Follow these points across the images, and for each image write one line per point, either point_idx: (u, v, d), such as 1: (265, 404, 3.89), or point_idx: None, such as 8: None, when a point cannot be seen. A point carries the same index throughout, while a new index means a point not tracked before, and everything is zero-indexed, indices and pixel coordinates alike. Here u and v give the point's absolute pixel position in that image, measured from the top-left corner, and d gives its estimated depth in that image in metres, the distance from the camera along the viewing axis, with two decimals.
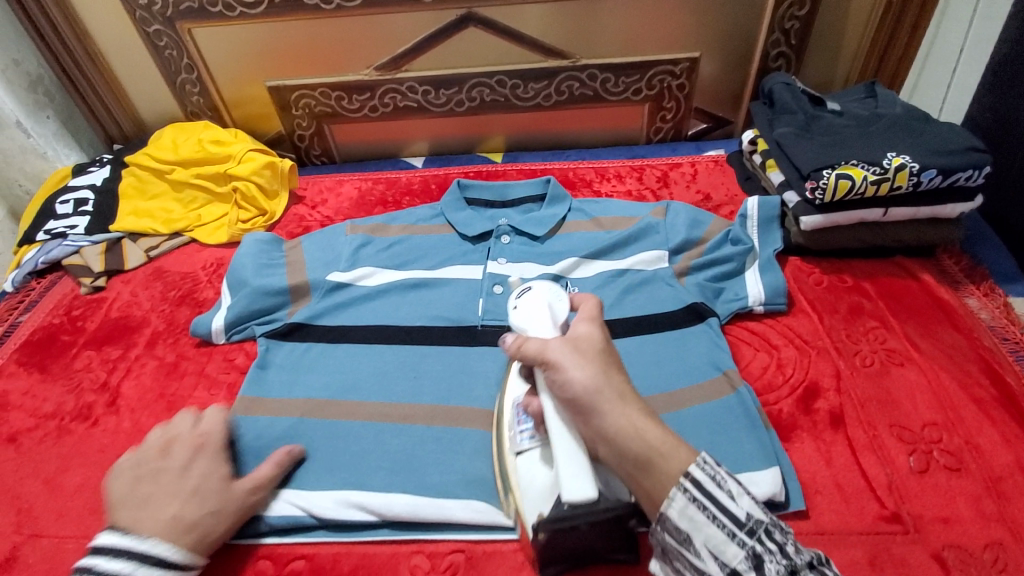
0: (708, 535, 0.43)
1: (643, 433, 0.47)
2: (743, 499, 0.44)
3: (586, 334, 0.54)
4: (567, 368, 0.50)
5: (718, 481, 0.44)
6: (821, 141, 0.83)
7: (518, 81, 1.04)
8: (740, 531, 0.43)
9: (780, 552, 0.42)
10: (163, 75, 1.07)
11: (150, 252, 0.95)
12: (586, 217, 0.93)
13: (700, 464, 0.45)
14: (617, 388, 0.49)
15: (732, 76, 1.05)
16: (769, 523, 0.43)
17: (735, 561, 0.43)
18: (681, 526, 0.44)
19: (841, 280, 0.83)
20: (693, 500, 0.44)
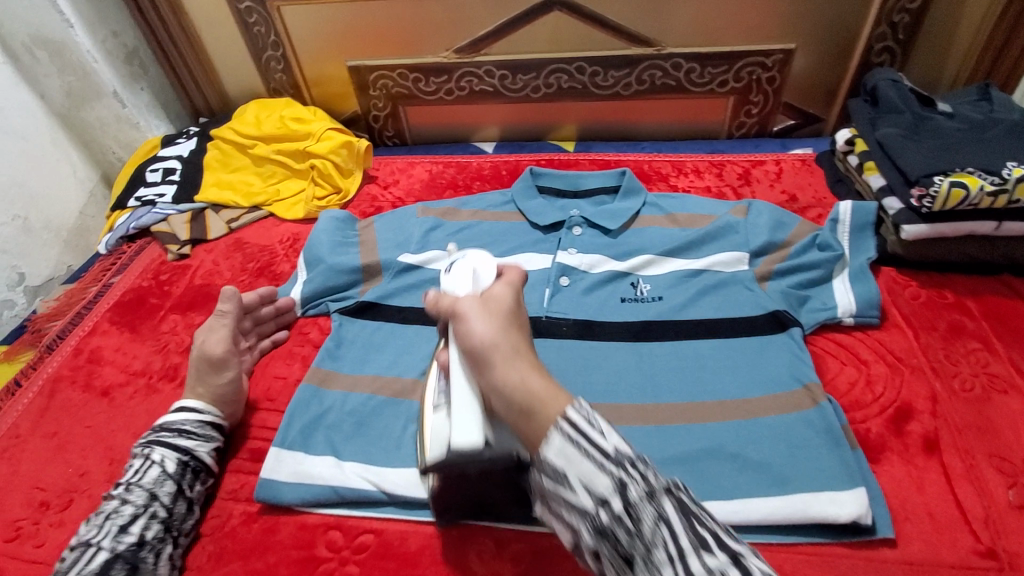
0: (581, 470, 0.40)
1: (528, 384, 0.44)
2: (614, 433, 0.40)
3: (502, 293, 0.52)
4: (470, 321, 0.49)
5: (590, 419, 0.41)
6: (932, 144, 0.76)
7: (598, 69, 1.01)
8: (609, 463, 0.39)
9: (645, 481, 0.39)
10: (251, 52, 1.10)
11: (231, 223, 0.99)
12: (661, 213, 0.90)
13: (577, 405, 0.42)
14: (516, 343, 0.47)
15: (828, 70, 0.99)
16: (635, 457, 0.40)
17: (605, 492, 0.39)
18: (558, 465, 0.41)
19: (940, 295, 0.77)
20: (567, 438, 0.40)
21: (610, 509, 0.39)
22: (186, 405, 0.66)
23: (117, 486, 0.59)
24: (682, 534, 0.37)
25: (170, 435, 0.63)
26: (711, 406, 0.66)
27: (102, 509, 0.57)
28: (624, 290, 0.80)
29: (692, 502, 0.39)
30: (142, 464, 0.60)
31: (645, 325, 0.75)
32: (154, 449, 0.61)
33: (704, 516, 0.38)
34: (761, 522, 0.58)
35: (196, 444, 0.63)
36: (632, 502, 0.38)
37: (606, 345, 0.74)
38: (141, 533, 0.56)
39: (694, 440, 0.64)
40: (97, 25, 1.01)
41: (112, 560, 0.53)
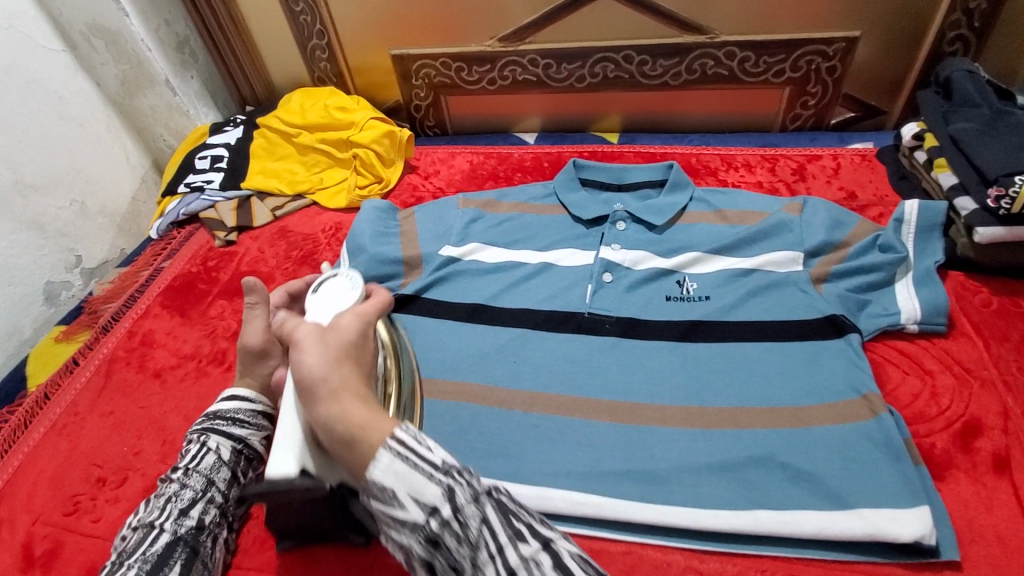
0: (410, 483, 0.41)
1: (350, 416, 0.45)
2: (441, 447, 0.43)
3: (357, 317, 0.53)
4: (305, 352, 0.48)
5: (419, 437, 0.44)
6: (1013, 140, 0.70)
7: (646, 58, 0.98)
8: (437, 473, 0.42)
9: (468, 485, 0.42)
10: (297, 40, 1.11)
11: (275, 211, 1.00)
12: (709, 209, 0.87)
13: (404, 428, 0.44)
14: (347, 377, 0.47)
15: (895, 60, 0.93)
16: (461, 468, 0.43)
17: (434, 500, 0.41)
18: (387, 484, 0.42)
19: (1015, 303, 0.71)
20: (396, 455, 0.42)
21: (438, 517, 0.41)
22: (236, 392, 0.65)
23: (173, 470, 0.60)
24: (497, 527, 0.40)
25: (223, 424, 0.62)
26: (761, 412, 0.64)
27: (161, 493, 0.58)
28: (670, 288, 0.77)
29: (512, 501, 0.42)
30: (198, 450, 0.60)
31: (690, 324, 0.73)
32: (209, 437, 0.61)
33: (522, 511, 0.42)
34: (815, 535, 0.56)
35: (248, 433, 0.63)
36: (457, 507, 0.40)
37: (650, 344, 0.72)
38: (199, 517, 0.57)
39: (742, 446, 0.62)
40: (150, 14, 1.03)
41: (173, 542, 0.54)
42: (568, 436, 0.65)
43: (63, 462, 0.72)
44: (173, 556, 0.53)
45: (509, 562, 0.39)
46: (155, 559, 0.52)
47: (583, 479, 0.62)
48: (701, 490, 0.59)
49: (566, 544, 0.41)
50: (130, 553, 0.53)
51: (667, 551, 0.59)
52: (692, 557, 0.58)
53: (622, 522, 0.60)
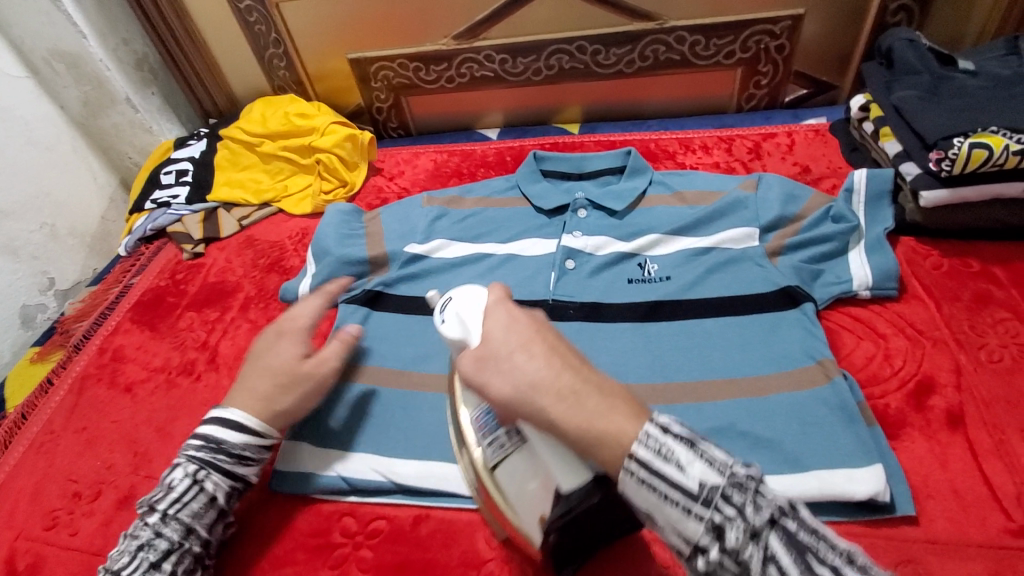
0: (666, 515, 0.37)
1: (583, 424, 0.40)
2: (698, 465, 0.37)
3: (509, 313, 0.48)
4: (489, 381, 0.44)
5: (664, 453, 0.37)
6: (952, 105, 0.71)
7: (599, 47, 0.99)
8: (695, 505, 0.36)
9: (741, 516, 0.35)
10: (254, 50, 1.11)
11: (242, 221, 1.01)
12: (668, 191, 0.88)
13: (645, 436, 0.38)
14: (550, 389, 0.41)
15: (841, 35, 0.94)
16: (733, 487, 0.36)
17: (696, 536, 0.36)
18: (644, 508, 0.38)
19: (965, 264, 0.73)
20: (642, 484, 0.37)
21: (706, 554, 0.36)
22: (237, 419, 0.60)
23: (148, 506, 0.56)
24: (792, 575, 0.34)
25: (228, 461, 0.59)
26: (722, 384, 0.65)
27: (135, 536, 0.54)
28: (631, 271, 0.79)
29: (802, 529, 0.35)
30: (190, 491, 0.57)
31: (653, 304, 0.74)
32: (207, 476, 0.58)
33: (818, 546, 0.34)
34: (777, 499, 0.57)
35: (247, 473, 0.61)
36: (730, 545, 0.35)
37: (613, 326, 0.73)
38: (173, 569, 0.53)
39: (703, 419, 0.63)
40: (108, 34, 1.03)
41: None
42: None
43: (37, 480, 0.73)
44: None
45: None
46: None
47: None
48: None
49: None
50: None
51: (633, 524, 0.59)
52: None
53: None
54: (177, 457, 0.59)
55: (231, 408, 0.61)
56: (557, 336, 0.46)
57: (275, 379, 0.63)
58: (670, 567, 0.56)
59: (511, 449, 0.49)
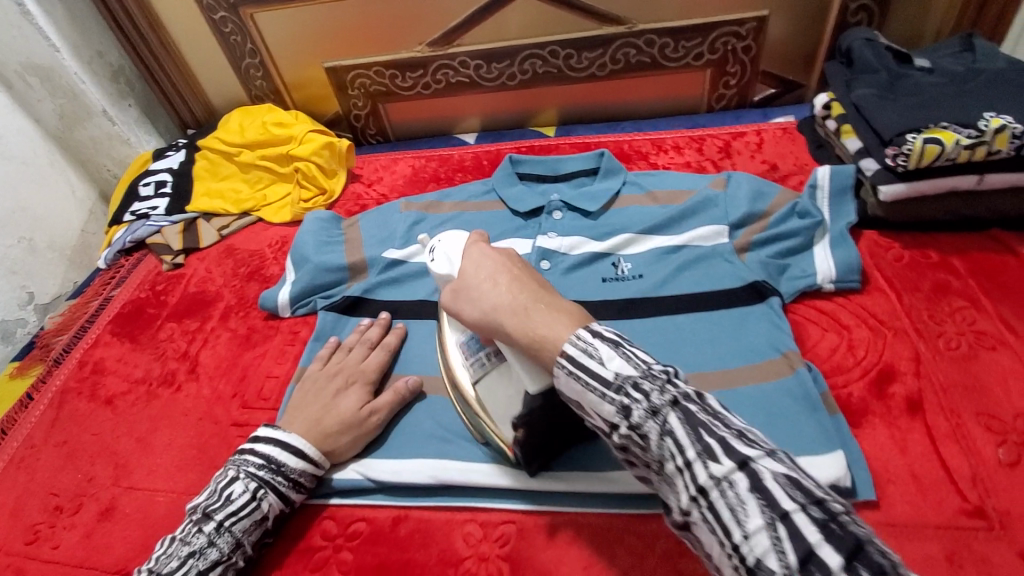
0: (587, 399, 0.43)
1: (529, 333, 0.46)
2: (615, 358, 0.42)
3: (481, 250, 0.54)
4: (461, 307, 0.52)
5: (588, 351, 0.42)
6: (908, 102, 0.74)
7: (571, 51, 1.01)
8: (609, 391, 0.41)
9: (647, 400, 0.40)
10: (230, 60, 1.12)
11: (221, 231, 1.01)
12: (641, 191, 0.90)
13: (573, 339, 0.43)
14: (503, 307, 0.48)
15: (805, 35, 0.97)
16: (643, 376, 0.41)
17: (612, 417, 0.41)
18: (574, 398, 0.44)
19: (925, 256, 0.75)
20: (568, 374, 0.43)
21: (620, 431, 0.41)
22: (304, 449, 0.63)
23: (204, 513, 0.58)
24: (684, 444, 0.38)
25: (285, 485, 0.62)
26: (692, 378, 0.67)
27: (187, 541, 0.56)
28: (605, 270, 0.80)
29: (702, 411, 0.39)
30: (247, 506, 0.59)
31: (626, 302, 0.76)
32: (266, 496, 0.60)
33: (715, 423, 0.38)
34: None
35: (296, 498, 0.63)
36: (636, 423, 0.40)
37: None
38: None
39: None
40: (82, 47, 1.04)
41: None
42: None
43: (19, 495, 0.73)
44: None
45: (699, 480, 0.37)
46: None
47: None
48: None
49: (768, 461, 0.36)
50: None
51: (606, 517, 0.60)
52: (629, 521, 0.60)
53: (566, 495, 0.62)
54: (236, 468, 0.61)
55: (284, 429, 0.65)
56: (521, 264, 0.51)
57: (329, 423, 0.66)
58: (642, 557, 0.57)
59: (490, 366, 0.58)
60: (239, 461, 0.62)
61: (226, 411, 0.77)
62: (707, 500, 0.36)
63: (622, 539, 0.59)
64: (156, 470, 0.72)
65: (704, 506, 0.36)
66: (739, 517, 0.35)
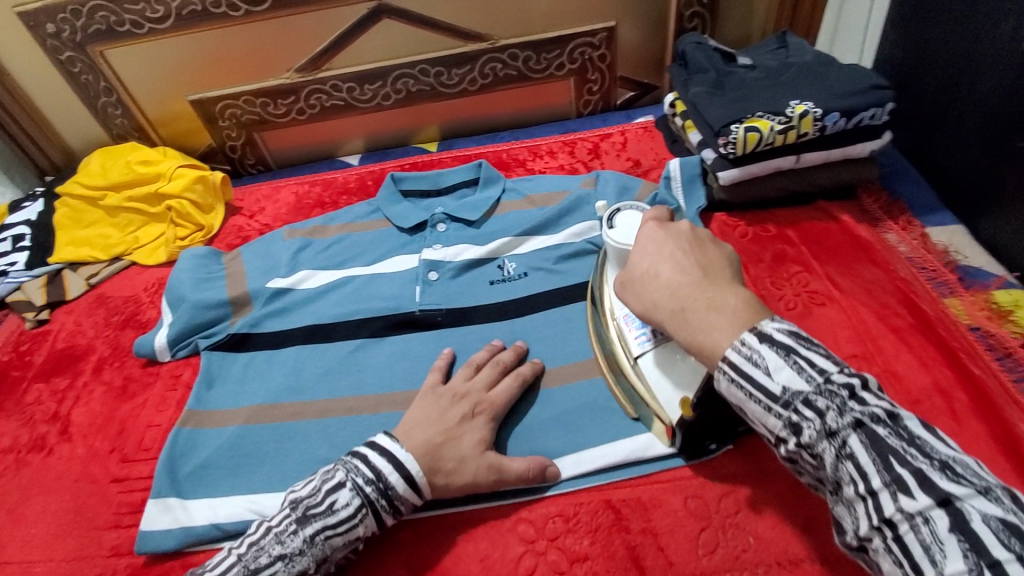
0: (750, 408, 0.44)
1: (695, 335, 0.47)
2: (783, 370, 0.42)
3: (650, 237, 0.54)
4: (627, 295, 0.54)
5: (754, 360, 0.43)
6: (731, 96, 0.83)
7: (440, 69, 1.04)
8: (776, 406, 0.43)
9: (822, 420, 0.41)
10: (83, 100, 1.05)
11: (91, 280, 0.95)
12: (519, 197, 0.94)
13: (738, 346, 0.44)
14: (670, 301, 0.49)
15: (651, 41, 1.06)
16: (816, 392, 0.42)
17: (778, 430, 0.43)
18: (734, 402, 0.46)
19: (765, 230, 0.85)
20: (730, 380, 0.44)
21: (786, 444, 0.43)
22: (418, 480, 0.58)
23: (305, 514, 0.55)
24: (870, 473, 0.39)
25: (385, 507, 0.57)
26: (575, 366, 0.72)
27: (280, 539, 0.54)
28: (492, 273, 0.84)
29: (893, 437, 0.39)
30: (349, 523, 0.55)
31: (511, 303, 0.81)
32: (365, 517, 0.56)
33: (904, 452, 0.38)
34: (620, 460, 0.64)
35: (392, 519, 0.59)
36: (807, 442, 0.42)
37: (480, 326, 0.79)
38: None
39: (555, 403, 0.69)
40: None
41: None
42: None
43: None
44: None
45: (888, 513, 0.37)
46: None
47: None
48: (535, 443, 0.66)
49: (980, 503, 0.35)
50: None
51: (499, 509, 0.63)
52: (521, 509, 0.63)
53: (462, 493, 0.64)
54: (347, 473, 0.57)
55: (401, 444, 0.59)
56: (693, 253, 0.51)
57: (447, 458, 0.59)
58: (534, 542, 0.60)
59: (656, 342, 0.62)
60: (349, 465, 0.57)
61: (104, 469, 0.73)
62: (895, 532, 0.37)
63: (515, 528, 0.62)
64: (30, 542, 0.67)
65: (890, 537, 0.37)
66: (934, 556, 0.35)
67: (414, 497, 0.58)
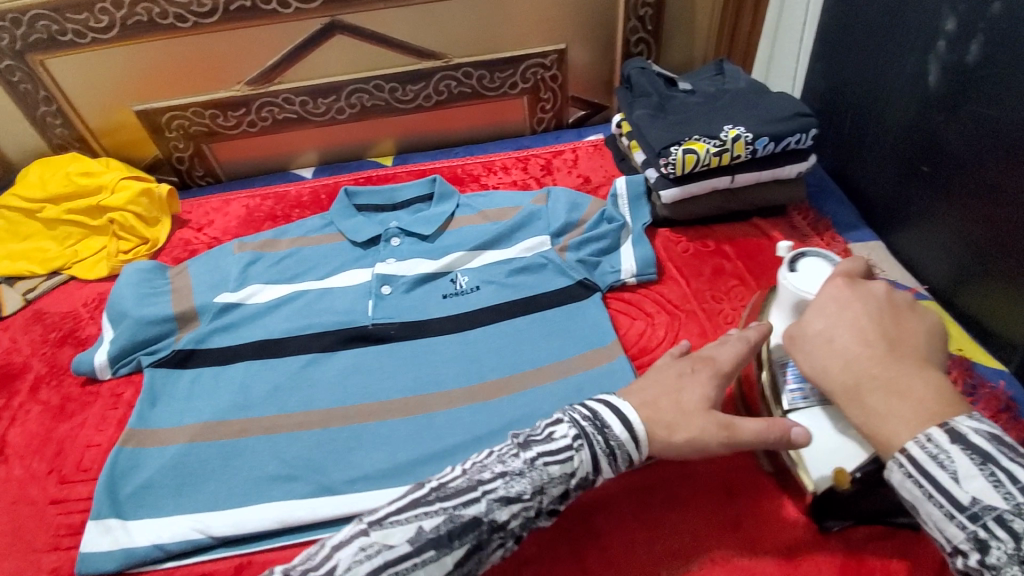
0: (927, 511, 0.42)
1: (873, 415, 0.46)
2: (976, 481, 0.40)
3: (834, 297, 0.53)
4: (800, 354, 0.53)
5: (940, 459, 0.42)
6: (672, 120, 0.88)
7: (395, 85, 1.06)
8: (961, 514, 0.40)
9: (1017, 544, 0.38)
10: (22, 110, 1.01)
11: (27, 295, 0.91)
12: (473, 212, 0.96)
13: (923, 438, 0.43)
14: (847, 375, 0.49)
15: (600, 63, 1.11)
16: (1014, 513, 0.39)
17: (958, 541, 0.40)
18: (907, 501, 0.43)
19: (705, 245, 0.90)
20: (907, 474, 0.43)
21: (967, 560, 0.40)
22: (631, 423, 0.54)
23: (525, 442, 0.53)
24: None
25: (602, 445, 0.53)
26: (524, 376, 0.75)
27: (503, 459, 0.52)
28: (445, 287, 0.86)
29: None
30: (565, 452, 0.52)
31: (464, 316, 0.82)
32: (581, 449, 0.52)
33: None
34: None
35: (609, 468, 0.54)
36: (993, 563, 0.38)
37: (433, 339, 0.80)
38: (507, 519, 0.49)
39: (509, 410, 0.71)
40: None
41: (477, 522, 0.48)
42: (363, 441, 0.70)
43: None
44: (466, 536, 0.48)
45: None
46: (463, 524, 0.48)
47: (379, 478, 0.66)
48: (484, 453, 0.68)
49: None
50: (448, 499, 0.49)
51: None
52: None
53: None
54: (563, 413, 0.55)
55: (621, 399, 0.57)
56: (884, 322, 0.50)
57: (665, 411, 0.56)
58: None
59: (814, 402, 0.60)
60: (563, 408, 0.56)
61: (41, 490, 0.70)
62: None
63: None
64: None
65: None
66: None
67: (631, 448, 0.54)
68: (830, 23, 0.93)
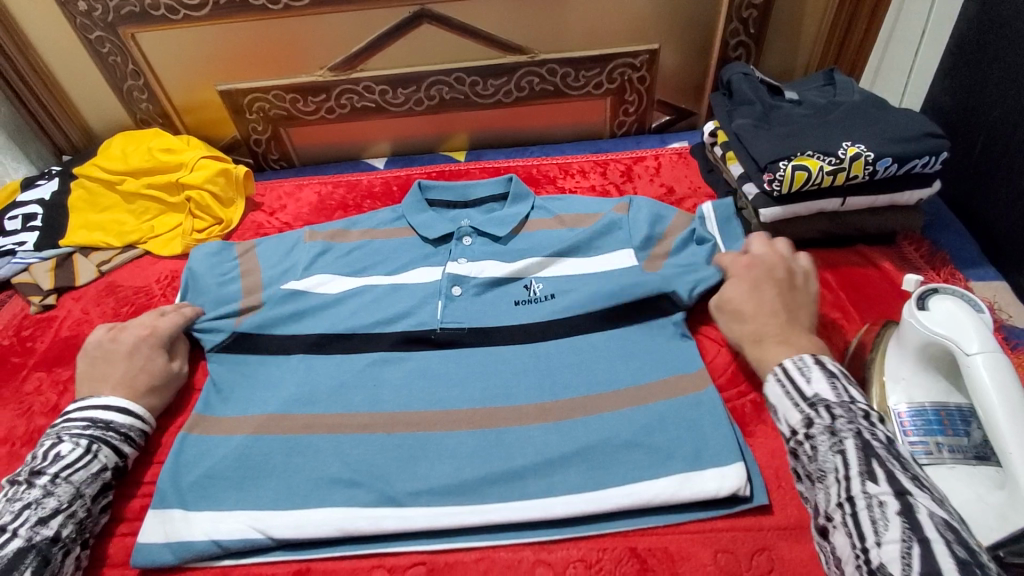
0: (780, 403, 0.53)
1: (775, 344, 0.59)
2: (822, 382, 0.52)
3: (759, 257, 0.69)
4: (726, 298, 0.67)
5: (803, 368, 0.54)
6: (778, 132, 0.81)
7: (476, 79, 1.02)
8: (802, 402, 0.51)
9: (831, 421, 0.49)
10: (109, 82, 1.03)
11: (102, 266, 0.93)
12: (549, 215, 0.90)
13: (795, 360, 0.55)
14: (767, 317, 0.62)
15: (693, 66, 1.04)
16: (839, 403, 0.50)
17: (795, 423, 0.51)
18: (770, 398, 0.55)
19: None
20: (779, 378, 0.54)
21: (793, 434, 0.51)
22: (131, 407, 0.68)
23: (30, 477, 0.60)
24: (852, 463, 0.46)
25: (117, 438, 0.66)
26: (599, 398, 0.69)
27: (10, 502, 0.58)
28: (517, 293, 0.81)
29: (883, 449, 0.47)
30: (82, 459, 0.62)
31: (537, 325, 0.77)
32: (99, 449, 0.64)
33: (886, 459, 0.46)
34: (641, 504, 0.61)
35: (133, 450, 0.68)
36: (811, 434, 0.50)
37: (503, 348, 0.75)
38: (58, 529, 0.58)
39: (585, 434, 0.66)
40: None
41: (26, 549, 0.55)
42: (428, 451, 0.66)
43: None
44: (22, 563, 0.54)
45: (852, 492, 0.45)
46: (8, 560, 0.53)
47: (448, 493, 0.63)
48: (555, 481, 0.63)
49: (927, 502, 0.43)
50: None
51: (516, 549, 0.61)
52: (540, 550, 0.61)
53: (478, 527, 0.62)
54: (56, 434, 0.63)
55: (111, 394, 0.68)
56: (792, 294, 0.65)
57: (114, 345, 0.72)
58: None
59: (937, 458, 0.56)
60: (58, 430, 0.64)
61: None
62: (853, 509, 0.45)
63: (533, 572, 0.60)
64: None
65: (849, 512, 0.45)
66: (877, 529, 0.43)
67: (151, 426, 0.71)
68: (964, 35, 0.83)
